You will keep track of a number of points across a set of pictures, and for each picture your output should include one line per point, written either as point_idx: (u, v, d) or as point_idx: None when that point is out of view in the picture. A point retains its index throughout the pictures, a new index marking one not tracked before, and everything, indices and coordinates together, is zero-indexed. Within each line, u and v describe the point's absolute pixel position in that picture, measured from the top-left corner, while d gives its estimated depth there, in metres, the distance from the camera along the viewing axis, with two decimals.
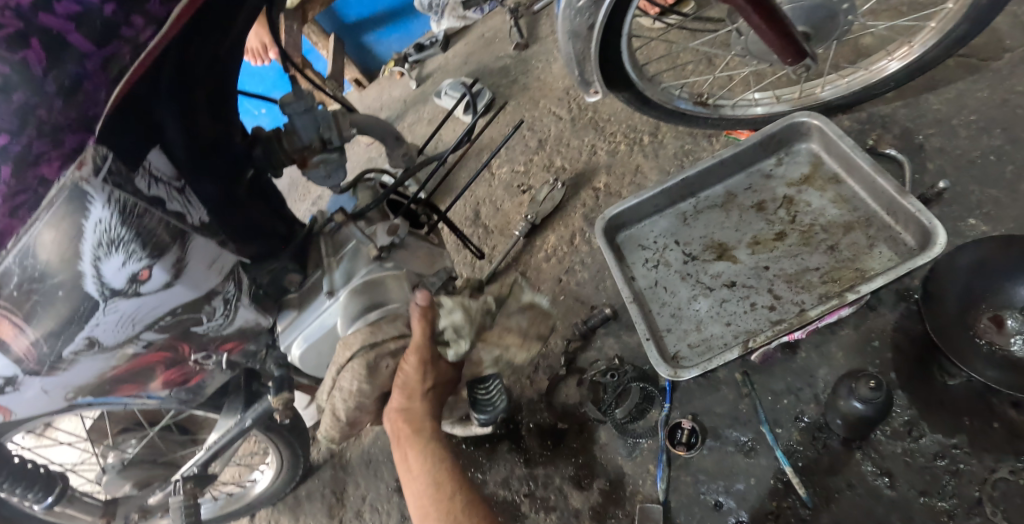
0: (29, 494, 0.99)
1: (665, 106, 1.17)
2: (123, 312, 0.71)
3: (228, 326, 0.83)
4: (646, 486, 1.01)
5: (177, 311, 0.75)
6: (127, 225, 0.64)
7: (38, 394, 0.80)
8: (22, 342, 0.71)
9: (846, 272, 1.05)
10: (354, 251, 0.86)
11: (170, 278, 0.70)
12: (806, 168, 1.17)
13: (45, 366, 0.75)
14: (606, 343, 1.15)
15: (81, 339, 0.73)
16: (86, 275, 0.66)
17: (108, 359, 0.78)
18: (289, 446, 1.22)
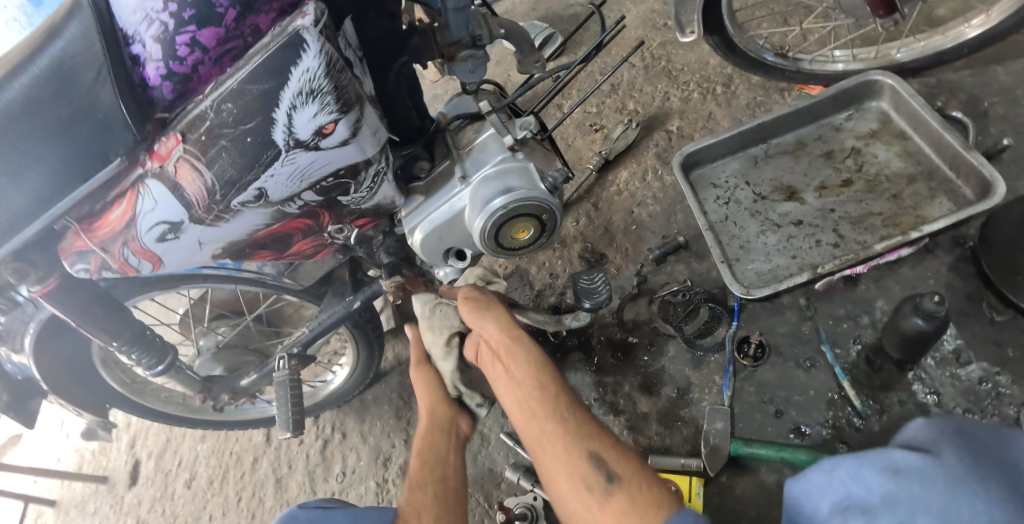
0: (144, 359, 0.98)
1: (751, 55, 1.26)
2: (298, 166, 0.76)
3: (368, 200, 0.88)
4: (711, 394, 1.11)
5: (340, 173, 0.80)
6: (329, 77, 0.68)
7: (191, 246, 0.82)
8: (196, 188, 0.74)
9: (908, 217, 1.15)
10: (484, 143, 0.95)
11: (348, 136, 0.75)
12: (875, 124, 1.27)
13: (210, 215, 0.77)
14: (676, 268, 1.26)
15: (250, 189, 0.76)
16: (278, 122, 0.70)
17: (264, 216, 0.82)
18: (368, 345, 1.29)
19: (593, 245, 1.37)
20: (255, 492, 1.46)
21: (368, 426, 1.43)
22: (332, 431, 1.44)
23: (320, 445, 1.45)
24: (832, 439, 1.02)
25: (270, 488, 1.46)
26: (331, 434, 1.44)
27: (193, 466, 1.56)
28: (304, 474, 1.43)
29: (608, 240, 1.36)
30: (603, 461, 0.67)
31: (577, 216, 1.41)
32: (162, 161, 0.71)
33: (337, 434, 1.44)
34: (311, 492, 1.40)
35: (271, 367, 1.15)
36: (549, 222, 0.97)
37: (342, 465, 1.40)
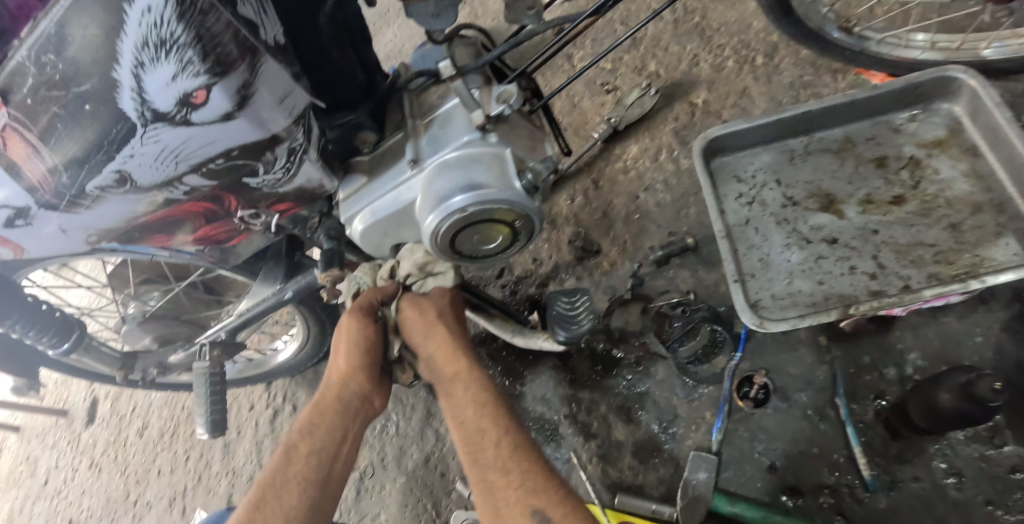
0: (44, 339, 0.90)
1: (811, 25, 1.02)
2: (165, 145, 0.58)
3: (286, 184, 0.71)
4: (698, 432, 0.96)
5: (232, 154, 0.62)
6: (183, 22, 0.49)
7: (55, 233, 0.70)
8: (36, 167, 0.60)
9: (966, 255, 0.94)
10: (448, 115, 0.74)
11: (231, 109, 0.56)
12: (942, 131, 1.04)
13: (63, 201, 0.65)
14: (679, 274, 1.08)
15: (106, 172, 0.61)
16: (123, 86, 0.52)
17: (139, 203, 0.67)
18: (320, 322, 1.13)
19: (586, 230, 1.17)
20: (203, 452, 1.33)
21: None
22: (283, 402, 1.31)
23: (269, 414, 1.31)
24: (830, 509, 0.88)
25: (219, 451, 1.32)
26: (281, 406, 1.31)
27: (146, 414, 1.42)
28: (252, 443, 1.29)
29: (604, 228, 1.16)
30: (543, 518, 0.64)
31: (572, 194, 1.21)
32: None
33: (288, 406, 1.30)
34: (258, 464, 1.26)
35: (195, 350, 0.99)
36: (525, 228, 0.76)
37: None
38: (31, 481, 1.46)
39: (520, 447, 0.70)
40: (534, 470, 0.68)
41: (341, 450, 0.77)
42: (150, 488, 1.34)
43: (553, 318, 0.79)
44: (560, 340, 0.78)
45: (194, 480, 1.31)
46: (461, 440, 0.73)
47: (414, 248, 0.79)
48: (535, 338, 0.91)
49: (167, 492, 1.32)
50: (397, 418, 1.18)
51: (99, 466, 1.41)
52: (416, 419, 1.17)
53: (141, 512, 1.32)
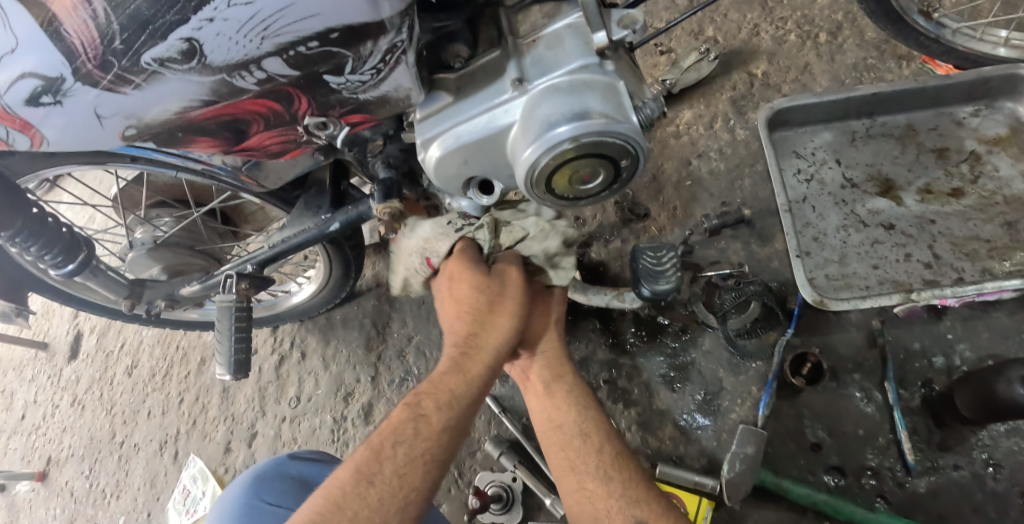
0: (46, 257, 0.77)
1: (894, 4, 1.00)
2: (260, 10, 0.50)
3: (368, 90, 0.61)
4: (743, 406, 0.94)
5: (330, 38, 0.53)
6: None
7: (89, 121, 0.58)
8: (79, 22, 0.50)
9: (1018, 253, 0.95)
10: (557, 36, 0.66)
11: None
12: (1003, 129, 1.04)
13: (109, 76, 0.53)
14: (731, 246, 1.04)
15: (174, 40, 0.51)
16: None
17: (199, 87, 0.56)
18: (344, 265, 1.03)
19: (634, 193, 1.12)
20: (199, 395, 1.24)
21: (332, 349, 1.20)
22: (290, 348, 1.22)
23: (275, 360, 1.22)
24: (873, 491, 0.88)
25: (217, 395, 1.23)
26: (288, 352, 1.22)
27: (137, 352, 1.32)
28: (255, 389, 1.20)
29: (653, 192, 1.12)
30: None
31: None
32: None
33: (296, 351, 1.21)
34: (259, 412, 1.18)
35: (218, 282, 0.90)
36: (628, 169, 0.70)
37: (297, 389, 1.18)
38: (9, 414, 1.36)
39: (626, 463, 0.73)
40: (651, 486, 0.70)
41: (464, 426, 0.71)
42: (138, 430, 1.24)
43: (638, 273, 0.75)
44: (644, 295, 0.75)
45: (188, 426, 1.22)
46: (558, 441, 0.77)
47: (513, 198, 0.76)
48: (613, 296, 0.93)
49: (156, 435, 1.23)
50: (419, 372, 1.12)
51: (82, 403, 1.30)
52: None
53: (128, 454, 1.23)
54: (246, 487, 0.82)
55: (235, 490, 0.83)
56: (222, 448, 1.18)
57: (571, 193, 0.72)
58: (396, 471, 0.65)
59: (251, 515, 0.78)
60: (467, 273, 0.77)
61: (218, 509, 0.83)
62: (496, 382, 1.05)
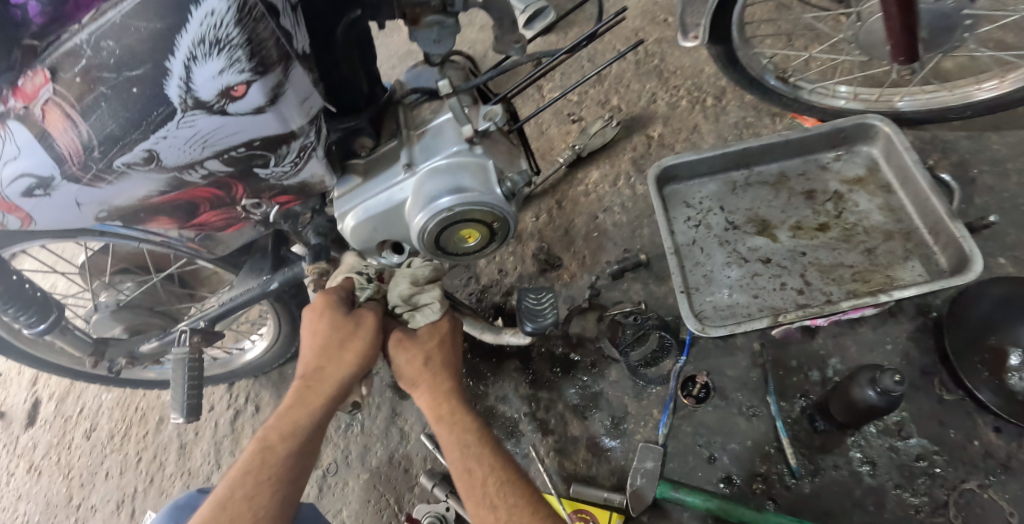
0: (22, 317, 0.96)
1: (752, 73, 1.13)
2: (198, 130, 0.62)
3: (291, 177, 0.75)
4: (646, 428, 1.06)
5: (254, 144, 0.66)
6: (240, 26, 0.53)
7: (68, 206, 0.71)
8: (69, 139, 0.62)
9: (878, 275, 1.09)
10: (439, 128, 0.80)
11: (264, 103, 0.60)
12: (862, 171, 1.18)
13: (88, 174, 0.66)
14: (632, 287, 1.19)
15: (137, 150, 0.63)
16: (172, 75, 0.56)
17: (158, 182, 0.69)
18: (291, 324, 1.21)
19: (549, 246, 1.28)
20: (156, 455, 1.44)
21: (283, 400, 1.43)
22: (245, 402, 1.45)
23: (230, 415, 1.44)
24: (761, 494, 0.98)
25: (174, 452, 1.44)
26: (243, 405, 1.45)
27: (96, 415, 1.51)
28: (210, 444, 1.42)
29: (565, 244, 1.27)
30: None
31: (537, 212, 1.32)
32: (28, 100, 0.59)
33: (250, 406, 1.44)
34: (215, 465, 1.40)
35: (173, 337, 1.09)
36: (501, 229, 0.85)
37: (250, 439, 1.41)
38: None
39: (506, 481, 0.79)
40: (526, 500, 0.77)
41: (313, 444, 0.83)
42: (95, 491, 1.42)
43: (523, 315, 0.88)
44: (524, 330, 0.88)
45: (145, 484, 1.40)
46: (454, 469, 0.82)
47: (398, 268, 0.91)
48: (505, 333, 1.01)
49: (113, 495, 1.41)
50: (362, 417, 1.24)
51: (38, 469, 1.47)
52: (381, 418, 1.23)
53: (86, 514, 1.40)
54: (168, 509, 0.94)
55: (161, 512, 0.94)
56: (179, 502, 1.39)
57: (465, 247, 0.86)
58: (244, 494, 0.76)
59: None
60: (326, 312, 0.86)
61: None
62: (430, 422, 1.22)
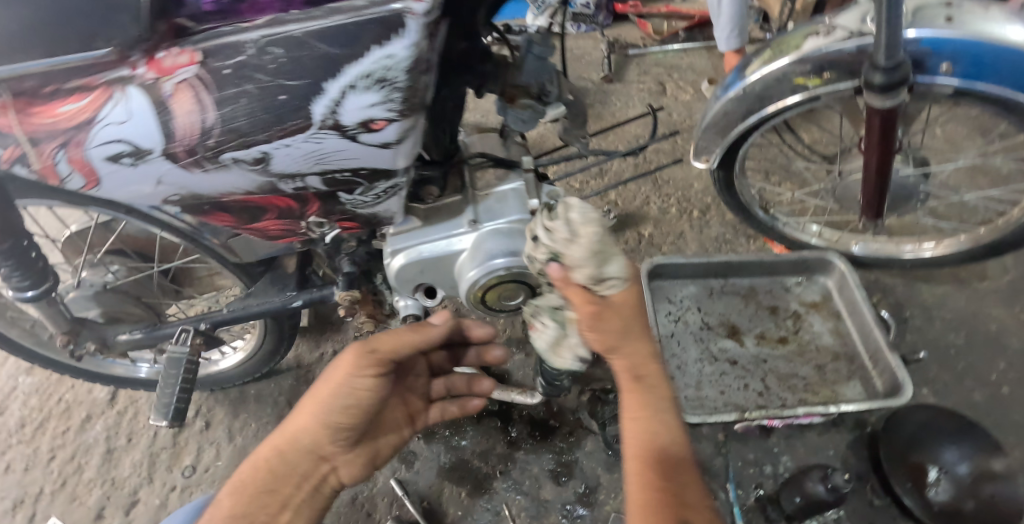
0: (15, 279, 0.91)
1: (742, 198, 1.32)
2: (322, 147, 0.65)
3: (367, 207, 0.80)
4: (616, 500, 1.13)
5: (360, 172, 0.71)
6: (408, 75, 0.59)
7: (147, 180, 0.71)
8: (190, 120, 0.63)
9: (826, 389, 1.24)
10: (504, 194, 0.89)
11: (392, 141, 0.66)
12: (817, 297, 1.36)
13: (189, 157, 0.67)
14: (614, 367, 1.28)
15: (253, 150, 0.65)
16: (325, 96, 0.60)
17: (251, 182, 0.71)
18: (276, 337, 1.22)
19: None
20: (76, 456, 1.38)
21: (240, 421, 1.35)
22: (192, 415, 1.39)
23: (174, 427, 1.38)
24: None
25: (97, 456, 1.37)
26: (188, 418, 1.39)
27: (9, 398, 1.46)
28: (143, 454, 1.35)
29: None
30: None
31: None
32: (162, 74, 0.61)
33: (198, 420, 1.38)
34: (146, 478, 1.32)
35: (163, 331, 1.09)
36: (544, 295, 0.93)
37: (192, 458, 1.33)
38: None
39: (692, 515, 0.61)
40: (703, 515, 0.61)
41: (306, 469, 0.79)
42: None
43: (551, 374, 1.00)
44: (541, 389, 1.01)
45: (57, 486, 1.34)
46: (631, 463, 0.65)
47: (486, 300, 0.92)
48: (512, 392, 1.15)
49: (12, 492, 1.33)
50: None
51: None
52: None
53: None
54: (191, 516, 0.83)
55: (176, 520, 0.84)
56: (92, 513, 1.30)
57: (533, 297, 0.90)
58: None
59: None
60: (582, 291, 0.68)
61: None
62: (402, 466, 1.21)
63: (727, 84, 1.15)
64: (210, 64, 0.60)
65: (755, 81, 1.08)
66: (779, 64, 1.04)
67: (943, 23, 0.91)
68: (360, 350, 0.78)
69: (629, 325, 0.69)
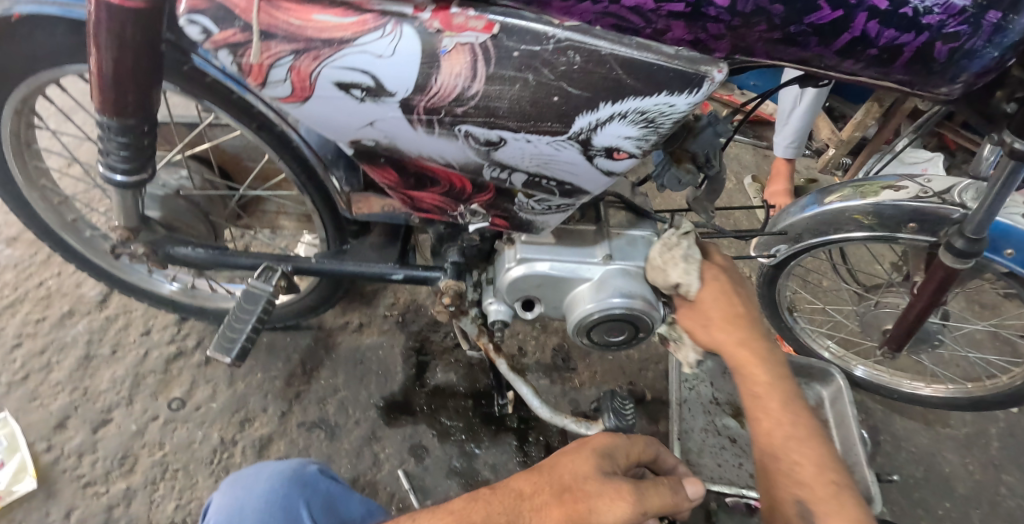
0: (114, 155, 0.79)
1: (777, 296, 1.43)
2: (556, 153, 0.69)
3: (529, 214, 0.81)
4: None
5: (564, 185, 0.74)
6: (673, 125, 0.65)
7: (360, 117, 0.66)
8: (453, 81, 0.62)
9: None
10: (634, 239, 0.94)
11: (617, 171, 0.71)
12: (812, 401, 1.50)
13: (427, 114, 0.65)
14: None
15: (493, 132, 0.66)
16: (593, 113, 0.64)
17: (460, 155, 0.70)
18: (322, 294, 1.18)
19: (568, 348, 1.42)
20: (48, 355, 1.27)
21: (245, 367, 1.29)
22: (191, 345, 1.31)
23: (169, 353, 1.29)
24: None
25: (72, 360, 1.27)
26: (185, 347, 1.31)
27: None
28: (127, 371, 1.26)
29: (583, 352, 1.42)
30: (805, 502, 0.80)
31: None
32: (448, 29, 0.59)
33: (197, 352, 1.30)
34: (125, 399, 1.23)
35: (227, 256, 1.00)
36: (639, 338, 0.96)
37: (183, 391, 1.25)
38: None
39: (813, 450, 0.84)
40: (804, 443, 0.84)
41: None
42: None
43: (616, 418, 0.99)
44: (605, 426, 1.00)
45: (18, 379, 1.24)
46: (765, 425, 0.87)
47: (593, 334, 0.95)
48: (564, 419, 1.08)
49: None
50: (337, 423, 1.23)
51: None
52: (358, 433, 1.22)
53: None
54: (284, 486, 0.69)
55: (261, 482, 0.70)
56: (54, 421, 1.19)
57: (627, 337, 0.96)
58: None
59: (289, 514, 0.66)
60: (692, 308, 0.93)
61: (224, 501, 0.69)
62: (411, 458, 1.21)
63: (802, 205, 1.24)
64: (505, 42, 0.59)
65: (833, 210, 1.19)
66: (857, 204, 1.16)
67: (1019, 216, 1.05)
68: (635, 506, 0.68)
69: (724, 306, 0.91)
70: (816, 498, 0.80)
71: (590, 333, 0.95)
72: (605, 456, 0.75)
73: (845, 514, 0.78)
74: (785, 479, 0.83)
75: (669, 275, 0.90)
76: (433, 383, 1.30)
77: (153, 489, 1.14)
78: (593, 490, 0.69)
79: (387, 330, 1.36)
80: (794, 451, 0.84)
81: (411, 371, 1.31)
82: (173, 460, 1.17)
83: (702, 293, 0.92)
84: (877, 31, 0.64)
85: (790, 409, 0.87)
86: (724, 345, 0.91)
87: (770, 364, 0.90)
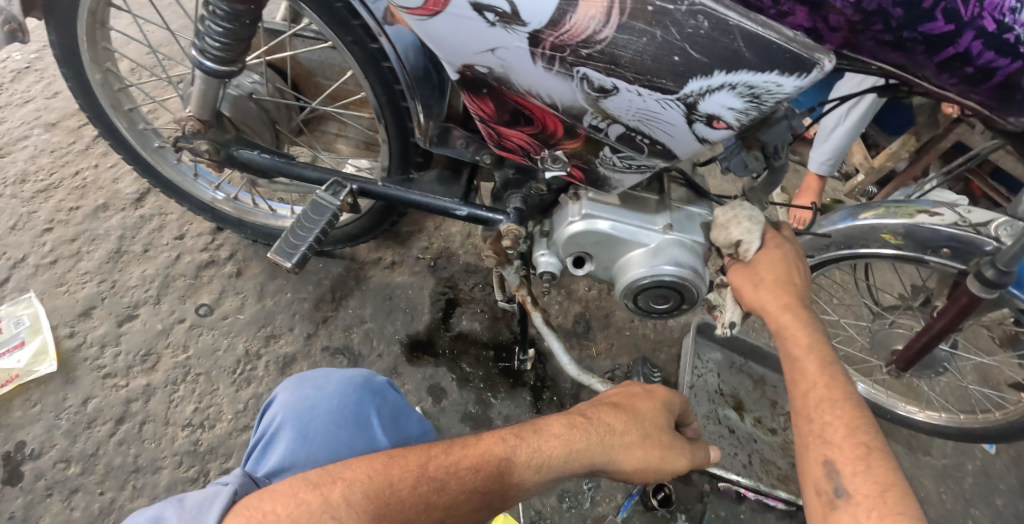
0: (212, 42, 0.79)
1: None
2: (659, 110, 0.71)
3: (609, 170, 0.83)
4: (609, 503, 1.23)
5: (654, 145, 0.76)
6: (775, 105, 0.67)
7: (483, 42, 0.69)
8: (585, 22, 0.63)
9: None
10: (693, 215, 0.95)
11: (710, 139, 0.73)
12: None
13: (551, 50, 0.67)
14: None
15: (609, 80, 0.69)
16: (705, 79, 0.66)
17: (569, 96, 0.72)
18: (369, 223, 1.19)
19: (588, 319, 1.46)
20: (79, 244, 1.28)
21: (274, 285, 1.30)
22: (223, 255, 1.31)
23: (200, 260, 1.30)
24: None
25: (104, 251, 1.28)
26: (217, 256, 1.31)
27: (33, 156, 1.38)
28: (157, 271, 1.27)
29: (602, 325, 1.45)
30: (835, 465, 0.71)
31: (591, 285, 1.51)
32: None
33: (229, 264, 1.30)
34: (153, 298, 1.24)
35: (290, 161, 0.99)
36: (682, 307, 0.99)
37: (211, 299, 1.26)
38: None
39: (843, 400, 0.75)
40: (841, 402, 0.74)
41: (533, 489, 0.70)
42: None
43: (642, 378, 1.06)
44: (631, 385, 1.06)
45: (48, 262, 1.25)
46: (806, 379, 0.78)
47: (638, 298, 0.98)
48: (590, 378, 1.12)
49: None
50: (360, 353, 1.25)
51: None
52: (380, 366, 1.24)
53: None
54: (354, 391, 0.76)
55: (333, 382, 0.76)
56: (79, 309, 1.20)
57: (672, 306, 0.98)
58: (454, 504, 0.62)
59: (357, 418, 0.73)
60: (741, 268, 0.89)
61: (292, 396, 0.75)
62: (428, 398, 1.23)
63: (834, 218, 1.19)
64: None
65: (864, 226, 1.16)
66: (891, 222, 1.13)
67: None
68: (689, 463, 0.79)
69: (779, 266, 0.86)
70: (843, 457, 0.71)
71: (637, 296, 0.97)
72: (669, 410, 0.81)
73: (876, 473, 0.68)
74: (817, 441, 0.74)
75: (730, 235, 0.87)
76: (456, 328, 1.31)
77: (173, 389, 1.15)
78: (671, 443, 0.76)
79: (417, 272, 1.37)
80: (824, 411, 0.75)
81: (437, 315, 1.32)
82: (194, 363, 1.18)
83: (762, 260, 0.87)
84: (979, 51, 0.64)
85: (828, 370, 0.78)
86: (763, 305, 0.85)
87: (811, 329, 0.81)
